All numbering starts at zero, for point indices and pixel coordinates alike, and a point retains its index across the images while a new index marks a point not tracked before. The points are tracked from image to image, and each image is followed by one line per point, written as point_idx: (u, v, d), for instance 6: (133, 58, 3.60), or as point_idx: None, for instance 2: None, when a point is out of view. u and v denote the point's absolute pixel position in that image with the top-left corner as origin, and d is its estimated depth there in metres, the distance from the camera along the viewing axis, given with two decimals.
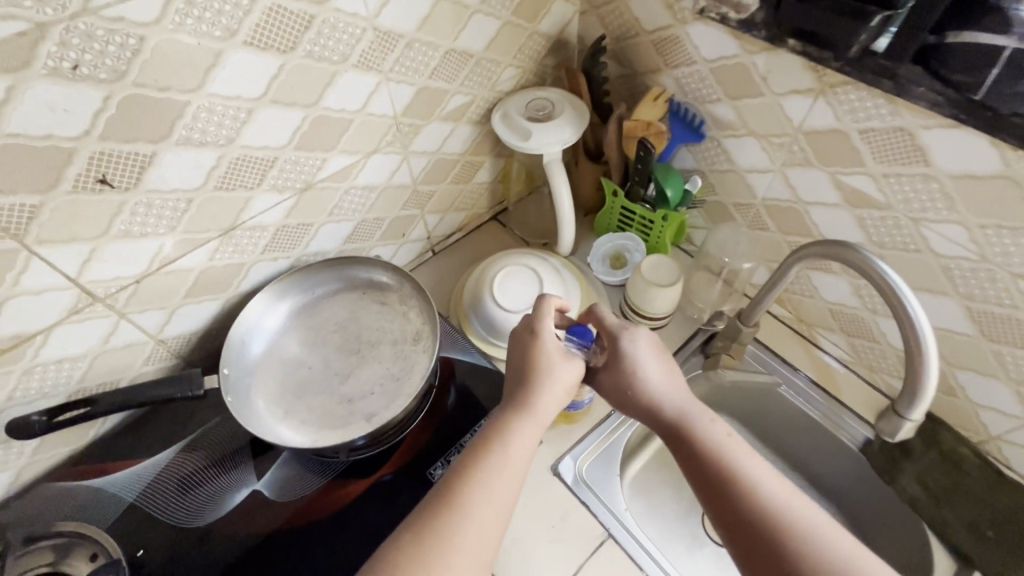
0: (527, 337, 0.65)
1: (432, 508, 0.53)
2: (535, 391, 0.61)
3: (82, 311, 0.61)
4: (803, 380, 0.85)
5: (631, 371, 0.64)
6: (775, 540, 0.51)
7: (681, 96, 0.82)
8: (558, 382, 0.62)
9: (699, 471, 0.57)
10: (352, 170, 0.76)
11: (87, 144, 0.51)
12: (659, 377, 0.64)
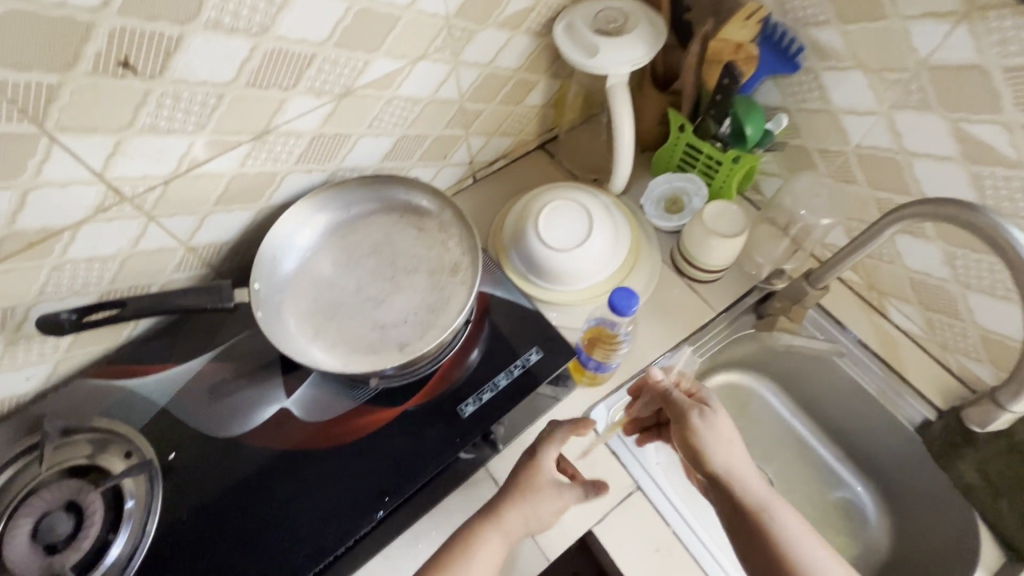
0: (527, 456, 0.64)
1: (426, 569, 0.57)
2: (509, 511, 0.61)
3: (109, 209, 0.58)
4: (851, 341, 0.80)
5: (708, 443, 0.59)
6: None
7: (780, 15, 0.70)
8: (531, 507, 0.61)
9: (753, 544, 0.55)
10: (397, 77, 0.69)
11: (107, 19, 0.45)
12: (738, 457, 0.59)
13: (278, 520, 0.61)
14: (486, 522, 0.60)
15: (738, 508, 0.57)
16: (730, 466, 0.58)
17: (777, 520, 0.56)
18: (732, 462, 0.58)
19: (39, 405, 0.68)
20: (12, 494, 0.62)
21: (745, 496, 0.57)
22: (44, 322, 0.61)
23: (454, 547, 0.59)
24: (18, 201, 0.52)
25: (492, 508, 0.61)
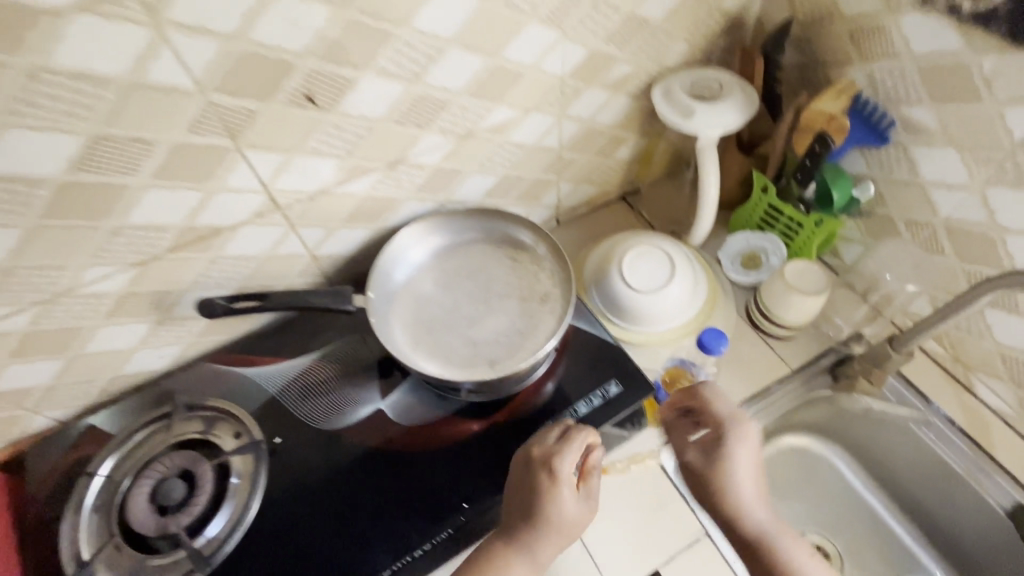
0: (543, 474, 0.61)
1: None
2: (543, 533, 0.60)
3: (264, 216, 0.68)
4: (940, 419, 0.78)
5: (720, 480, 0.65)
6: None
7: (870, 93, 0.75)
8: (574, 520, 0.61)
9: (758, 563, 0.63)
10: (511, 125, 0.78)
11: (305, 62, 0.55)
12: (749, 493, 0.65)
13: (366, 512, 0.65)
14: (512, 546, 0.60)
15: (749, 542, 0.64)
16: (738, 502, 0.65)
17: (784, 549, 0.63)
18: (744, 497, 0.65)
19: (169, 382, 0.76)
20: (136, 458, 0.69)
21: (754, 533, 0.64)
22: (200, 303, 0.69)
23: (479, 560, 0.61)
24: (204, 202, 0.62)
25: (524, 527, 0.60)
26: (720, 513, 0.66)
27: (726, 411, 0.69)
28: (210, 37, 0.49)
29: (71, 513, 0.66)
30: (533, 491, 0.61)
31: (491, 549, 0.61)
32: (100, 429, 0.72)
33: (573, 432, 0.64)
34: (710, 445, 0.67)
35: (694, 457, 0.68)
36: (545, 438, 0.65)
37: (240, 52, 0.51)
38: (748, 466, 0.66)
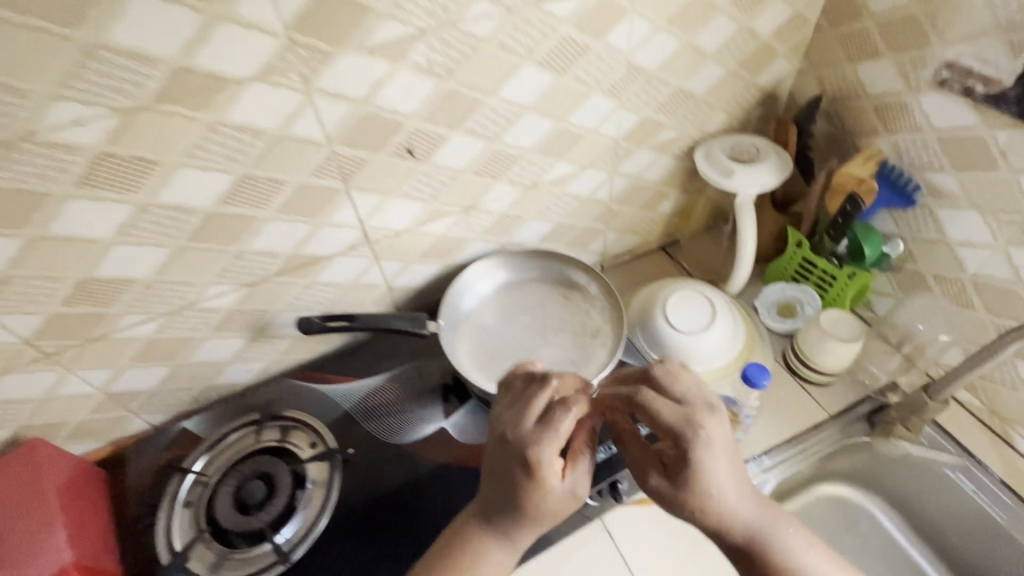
0: (519, 463, 0.51)
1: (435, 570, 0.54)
2: (528, 521, 0.52)
3: (355, 248, 0.77)
4: (992, 478, 0.79)
5: (704, 497, 0.50)
6: None
7: (896, 160, 0.83)
8: (560, 505, 0.51)
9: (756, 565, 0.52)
10: (569, 179, 0.88)
11: (411, 122, 0.67)
12: (729, 499, 0.51)
13: (434, 523, 0.71)
14: (490, 533, 0.53)
15: (738, 547, 0.53)
16: (729, 514, 0.51)
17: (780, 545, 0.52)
18: (732, 510, 0.51)
19: (253, 394, 0.84)
20: (225, 459, 0.77)
21: (747, 544, 0.52)
22: (301, 318, 0.79)
23: (460, 544, 0.54)
24: (310, 235, 0.72)
25: (504, 515, 0.52)
26: (705, 528, 0.53)
27: (679, 415, 0.52)
28: (343, 101, 0.61)
29: (167, 507, 0.73)
30: (511, 481, 0.51)
31: (468, 539, 0.54)
32: (192, 433, 0.80)
33: (556, 413, 0.52)
34: (677, 461, 0.51)
35: (668, 478, 0.52)
36: (521, 419, 0.53)
37: (363, 113, 0.63)
38: (732, 467, 0.51)
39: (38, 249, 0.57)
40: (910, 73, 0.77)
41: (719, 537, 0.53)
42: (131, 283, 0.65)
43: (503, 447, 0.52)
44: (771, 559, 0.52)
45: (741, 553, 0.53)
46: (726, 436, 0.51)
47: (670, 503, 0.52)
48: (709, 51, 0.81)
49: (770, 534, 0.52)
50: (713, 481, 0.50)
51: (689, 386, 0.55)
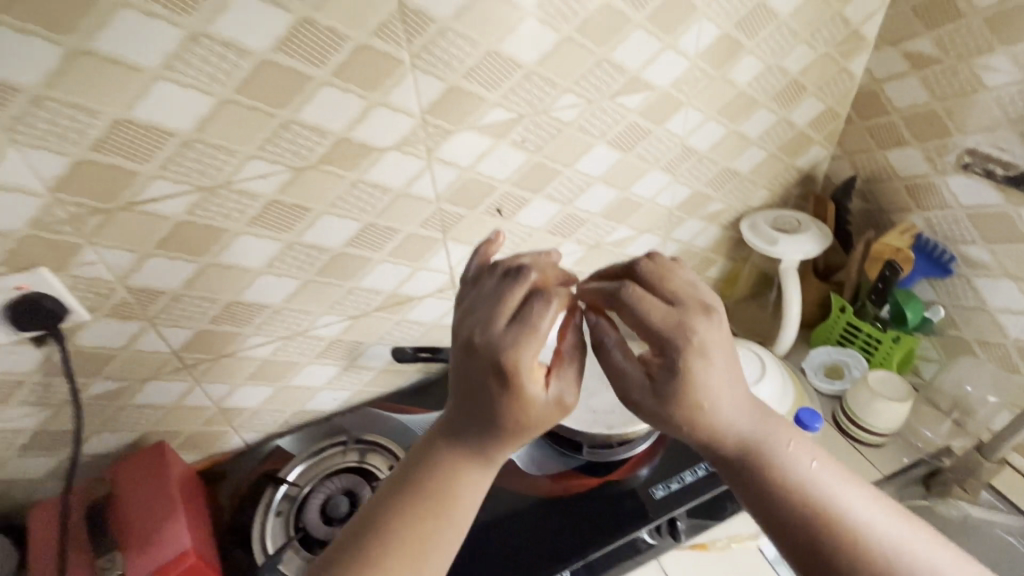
0: (491, 366, 0.45)
1: (408, 491, 0.49)
2: (507, 430, 0.47)
3: (442, 291, 0.89)
4: None
5: (698, 405, 0.47)
6: (806, 532, 0.47)
7: (930, 234, 0.91)
8: (539, 415, 0.46)
9: (748, 478, 0.49)
10: (627, 242, 0.99)
11: (503, 186, 0.80)
12: (723, 401, 0.48)
13: (505, 545, 0.77)
14: (463, 450, 0.49)
15: (737, 462, 0.50)
16: (724, 422, 0.48)
17: (772, 453, 0.49)
18: (725, 419, 0.48)
19: (339, 420, 0.94)
20: (314, 473, 0.85)
21: (744, 458, 0.49)
22: (395, 348, 0.90)
23: (433, 461, 0.49)
24: (409, 276, 0.84)
25: (479, 429, 0.48)
26: (699, 441, 0.50)
27: (667, 316, 0.48)
28: (454, 167, 0.75)
29: (262, 515, 0.81)
30: (484, 388, 0.46)
31: (441, 459, 0.49)
32: (286, 449, 0.90)
33: (533, 310, 0.46)
34: (664, 364, 0.48)
35: (655, 377, 0.48)
36: (490, 320, 0.47)
37: (467, 177, 0.77)
38: (726, 365, 0.47)
39: (206, 273, 0.71)
40: (935, 158, 0.87)
41: (712, 451, 0.50)
42: (264, 308, 0.78)
43: (469, 356, 0.46)
44: (769, 472, 0.49)
45: (739, 471, 0.50)
46: (720, 338, 0.48)
47: (662, 410, 0.48)
48: (753, 137, 0.94)
49: (767, 444, 0.49)
50: (705, 382, 0.47)
51: (679, 284, 0.51)
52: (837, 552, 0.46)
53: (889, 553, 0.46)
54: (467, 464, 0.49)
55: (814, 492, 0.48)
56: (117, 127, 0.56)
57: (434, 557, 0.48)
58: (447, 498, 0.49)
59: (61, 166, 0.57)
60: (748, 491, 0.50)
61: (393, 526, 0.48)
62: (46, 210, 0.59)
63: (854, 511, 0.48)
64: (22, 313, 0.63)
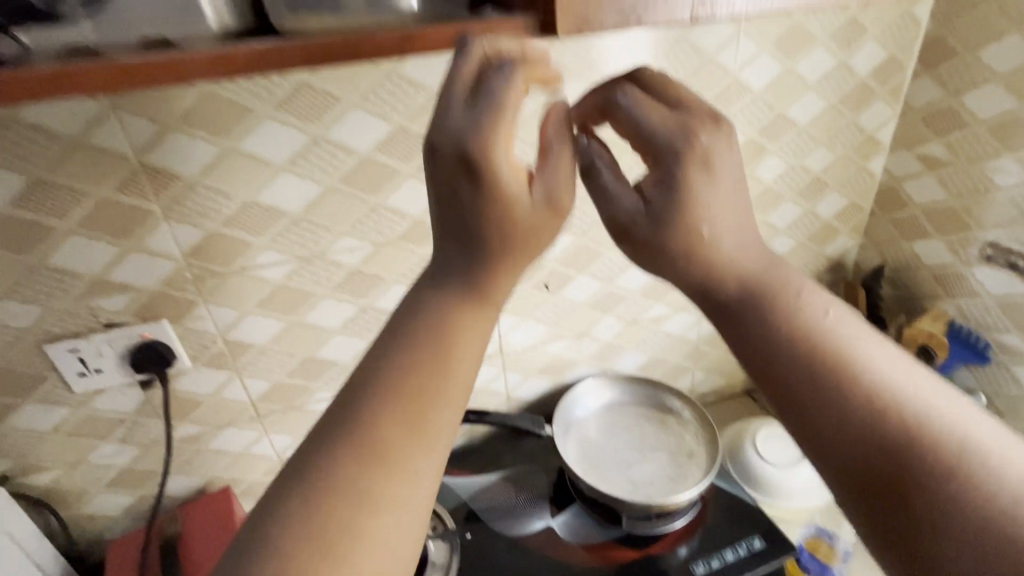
0: (460, 160, 0.44)
1: (406, 369, 0.43)
2: (492, 240, 0.46)
3: (490, 358, 0.95)
4: None
5: (697, 233, 0.49)
6: (817, 377, 0.46)
7: (963, 320, 0.95)
8: (537, 224, 0.47)
9: (756, 326, 0.49)
10: (664, 319, 1.05)
11: (551, 264, 0.89)
12: (723, 233, 0.49)
13: None
14: (464, 281, 0.47)
15: (744, 313, 0.49)
16: (726, 256, 0.49)
17: (780, 300, 0.49)
18: (726, 252, 0.49)
19: None
20: None
21: (752, 306, 0.49)
22: None
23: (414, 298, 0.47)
24: None
25: (462, 251, 0.47)
26: (698, 285, 0.50)
27: (670, 124, 0.50)
28: None
29: None
30: (459, 190, 0.45)
31: (437, 298, 0.46)
32: None
33: (495, 81, 0.43)
34: (664, 174, 0.50)
35: (649, 203, 0.50)
36: (453, 106, 0.45)
37: None
38: (724, 181, 0.50)
39: (290, 330, 0.81)
40: (958, 249, 0.93)
41: (717, 301, 0.50)
42: (333, 365, 0.86)
43: (434, 159, 0.45)
44: (781, 323, 0.48)
45: (745, 319, 0.49)
46: (729, 163, 0.50)
47: (657, 234, 0.49)
48: (781, 225, 1.02)
49: (778, 295, 0.49)
50: (705, 201, 0.49)
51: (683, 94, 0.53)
52: (852, 405, 0.45)
53: (909, 411, 0.44)
54: (470, 305, 0.47)
55: (831, 346, 0.47)
56: (244, 207, 0.70)
57: (442, 409, 0.43)
58: (452, 346, 0.45)
59: (195, 237, 0.70)
60: (758, 345, 0.49)
61: (395, 377, 0.43)
62: (177, 271, 0.71)
63: (874, 368, 0.46)
64: (141, 358, 0.73)
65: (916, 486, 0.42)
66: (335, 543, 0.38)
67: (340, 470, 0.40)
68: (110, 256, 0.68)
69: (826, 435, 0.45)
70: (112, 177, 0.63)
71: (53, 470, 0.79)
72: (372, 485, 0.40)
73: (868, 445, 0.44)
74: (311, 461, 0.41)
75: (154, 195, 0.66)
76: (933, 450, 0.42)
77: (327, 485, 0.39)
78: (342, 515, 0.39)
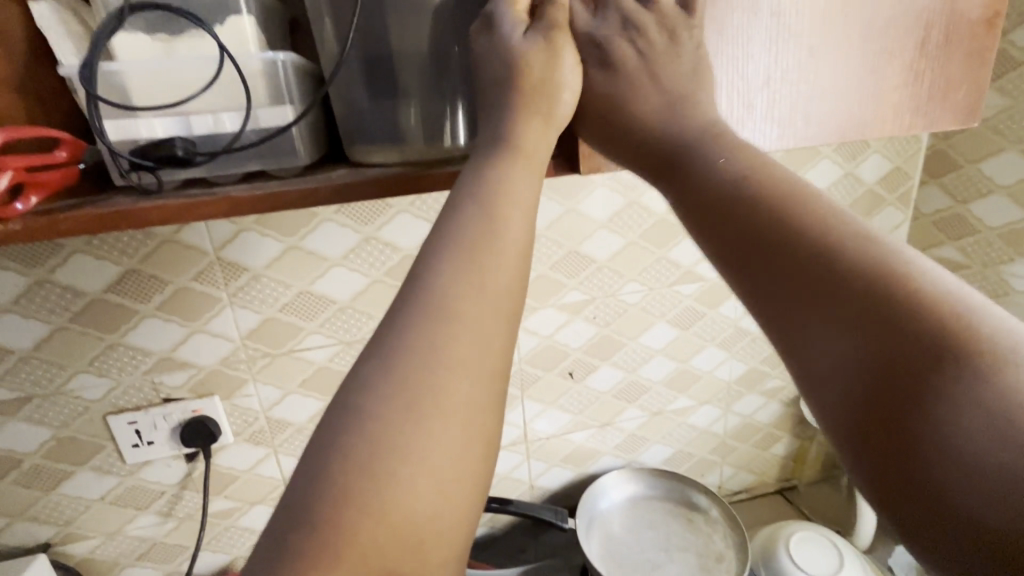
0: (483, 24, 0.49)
1: (460, 243, 0.39)
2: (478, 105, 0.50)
3: (514, 444, 0.97)
4: None
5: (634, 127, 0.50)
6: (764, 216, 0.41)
7: None
8: (539, 65, 0.48)
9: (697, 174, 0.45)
10: (689, 410, 1.05)
11: (576, 352, 0.93)
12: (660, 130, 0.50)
13: None
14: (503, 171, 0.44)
15: (710, 205, 0.44)
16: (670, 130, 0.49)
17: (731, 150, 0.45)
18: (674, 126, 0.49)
19: None
20: None
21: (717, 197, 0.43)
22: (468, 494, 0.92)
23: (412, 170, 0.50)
24: None
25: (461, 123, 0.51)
26: (640, 151, 0.50)
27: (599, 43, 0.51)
28: (535, 335, 0.90)
29: None
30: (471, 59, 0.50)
31: (483, 195, 0.42)
32: None
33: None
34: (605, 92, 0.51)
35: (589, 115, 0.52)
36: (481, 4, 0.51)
37: (546, 343, 0.91)
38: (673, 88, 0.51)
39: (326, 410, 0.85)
40: None
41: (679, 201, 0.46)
42: None
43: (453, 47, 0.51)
44: (750, 203, 0.42)
45: (707, 214, 0.44)
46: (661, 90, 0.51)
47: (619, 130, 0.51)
48: None
49: (752, 174, 0.43)
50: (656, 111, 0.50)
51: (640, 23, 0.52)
52: (838, 290, 0.36)
53: (919, 291, 0.34)
54: (515, 193, 0.43)
55: (815, 227, 0.39)
56: (300, 296, 0.78)
57: (497, 315, 0.38)
58: (500, 240, 0.40)
59: (253, 320, 0.78)
60: (726, 231, 0.43)
61: (444, 278, 0.38)
62: (234, 351, 0.78)
63: (870, 243, 0.37)
64: (191, 432, 0.79)
65: (915, 379, 0.31)
66: (400, 466, 0.32)
67: (394, 387, 0.34)
68: (179, 336, 0.76)
69: (802, 330, 0.37)
70: (191, 269, 0.73)
71: (93, 539, 0.82)
72: (430, 397, 0.34)
73: (854, 335, 0.34)
74: (360, 383, 0.34)
75: (224, 284, 0.75)
76: (949, 338, 0.31)
77: (382, 402, 0.33)
78: (408, 433, 0.33)
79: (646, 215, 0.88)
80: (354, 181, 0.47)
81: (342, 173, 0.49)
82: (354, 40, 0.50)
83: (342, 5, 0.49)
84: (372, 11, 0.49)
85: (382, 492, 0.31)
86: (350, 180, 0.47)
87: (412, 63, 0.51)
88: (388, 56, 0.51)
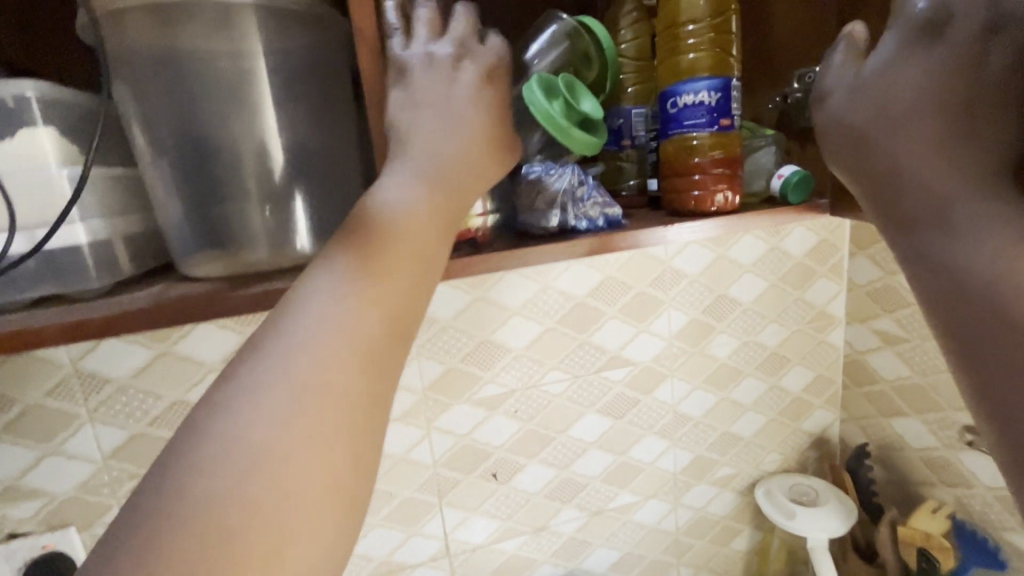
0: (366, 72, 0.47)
1: (344, 308, 0.37)
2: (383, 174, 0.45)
3: (436, 559, 0.86)
4: None
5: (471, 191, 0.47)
6: (898, 173, 0.43)
7: (965, 515, 0.84)
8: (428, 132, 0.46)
9: (864, 110, 0.45)
10: (632, 507, 0.95)
11: (499, 452, 0.85)
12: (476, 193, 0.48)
13: None
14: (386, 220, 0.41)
15: (936, 124, 0.41)
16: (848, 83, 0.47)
17: (896, 90, 0.43)
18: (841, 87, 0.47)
19: None
20: None
21: (886, 106, 0.44)
22: None
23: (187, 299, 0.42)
24: (402, 542, 0.84)
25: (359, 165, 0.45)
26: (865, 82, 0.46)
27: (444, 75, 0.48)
28: (450, 435, 0.82)
29: None
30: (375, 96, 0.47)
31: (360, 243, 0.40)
32: None
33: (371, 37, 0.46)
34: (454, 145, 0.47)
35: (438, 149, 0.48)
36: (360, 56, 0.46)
37: (463, 444, 0.83)
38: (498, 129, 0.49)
39: None
40: (939, 432, 0.86)
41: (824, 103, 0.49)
42: None
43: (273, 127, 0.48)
44: (884, 150, 0.44)
45: (856, 130, 0.46)
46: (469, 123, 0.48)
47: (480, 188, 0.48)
48: (746, 402, 0.97)
49: (898, 117, 0.43)
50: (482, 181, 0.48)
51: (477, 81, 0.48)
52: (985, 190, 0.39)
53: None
54: (400, 254, 0.40)
55: (933, 227, 0.41)
56: (173, 407, 0.70)
57: (399, 350, 0.38)
58: (372, 299, 0.38)
59: (118, 438, 0.69)
60: (879, 176, 0.44)
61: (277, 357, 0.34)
62: (95, 475, 0.69)
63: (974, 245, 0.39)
64: (39, 573, 0.68)
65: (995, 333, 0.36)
66: (242, 529, 0.29)
67: (284, 420, 0.32)
68: (28, 461, 0.67)
69: (950, 207, 0.40)
70: (43, 383, 0.65)
71: None
72: (260, 490, 0.30)
73: (1013, 222, 0.38)
74: (236, 418, 0.31)
75: (83, 399, 0.67)
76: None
77: (200, 514, 0.29)
78: (290, 466, 0.31)
79: (562, 300, 0.83)
80: (141, 307, 0.41)
81: (140, 296, 0.43)
82: (169, 139, 0.47)
83: (150, 100, 0.46)
84: (185, 105, 0.46)
85: (257, 528, 0.29)
86: (136, 307, 0.41)
87: (235, 155, 0.48)
88: (208, 148, 0.47)
